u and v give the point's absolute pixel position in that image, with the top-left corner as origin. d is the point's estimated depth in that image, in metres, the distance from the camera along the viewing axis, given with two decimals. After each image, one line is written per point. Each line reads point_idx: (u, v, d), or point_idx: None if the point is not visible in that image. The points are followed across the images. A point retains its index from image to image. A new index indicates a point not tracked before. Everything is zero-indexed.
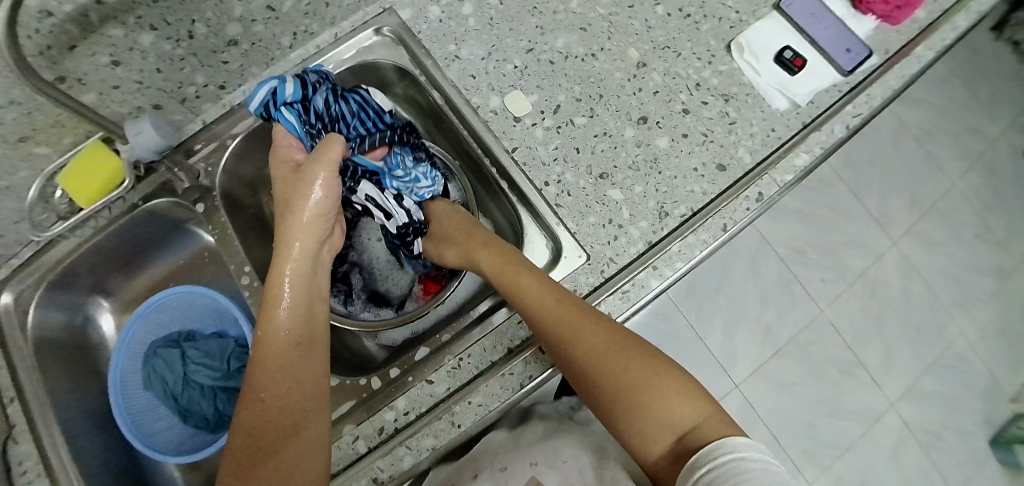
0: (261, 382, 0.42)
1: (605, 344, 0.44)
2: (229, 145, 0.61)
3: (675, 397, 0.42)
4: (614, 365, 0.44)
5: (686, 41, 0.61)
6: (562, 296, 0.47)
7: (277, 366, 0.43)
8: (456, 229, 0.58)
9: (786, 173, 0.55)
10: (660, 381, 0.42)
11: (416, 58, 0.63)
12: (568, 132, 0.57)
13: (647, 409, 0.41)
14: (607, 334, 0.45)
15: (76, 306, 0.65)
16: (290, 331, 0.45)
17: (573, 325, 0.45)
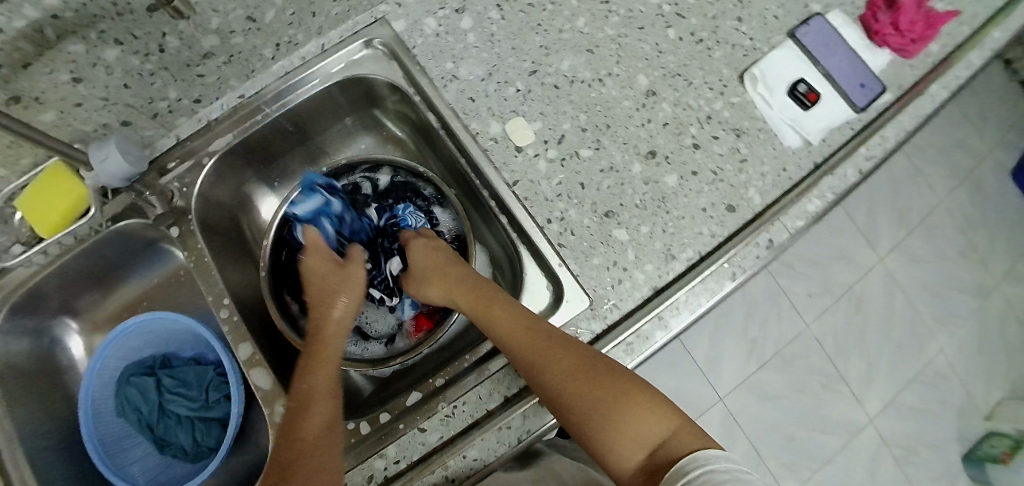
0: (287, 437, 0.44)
1: (576, 370, 0.45)
2: (206, 164, 0.57)
3: (645, 417, 0.44)
4: (585, 390, 0.44)
5: (697, 69, 0.59)
6: (533, 325, 0.48)
7: (301, 420, 0.44)
8: (430, 263, 0.56)
9: (797, 219, 0.54)
10: (630, 402, 0.44)
11: (409, 75, 0.58)
12: (573, 165, 0.54)
13: (617, 429, 0.44)
14: (578, 360, 0.46)
15: (41, 329, 0.60)
16: (315, 386, 0.46)
17: (545, 356, 0.46)
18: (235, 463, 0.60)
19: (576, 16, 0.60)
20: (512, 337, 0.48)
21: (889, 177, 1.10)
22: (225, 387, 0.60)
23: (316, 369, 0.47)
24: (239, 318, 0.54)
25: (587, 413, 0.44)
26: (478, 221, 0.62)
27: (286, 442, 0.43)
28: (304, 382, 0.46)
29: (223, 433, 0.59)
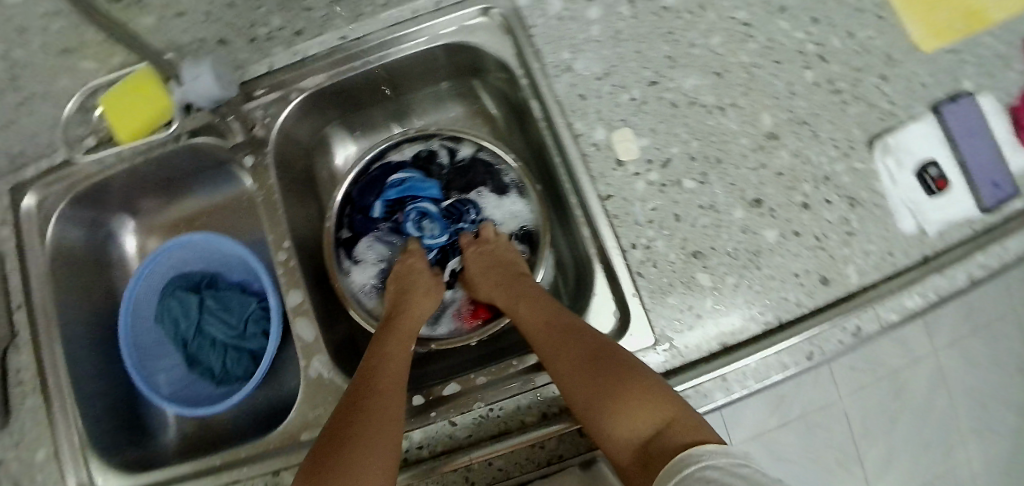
0: (348, 408, 0.42)
1: (579, 359, 0.43)
2: (292, 100, 0.54)
3: (639, 410, 0.40)
4: (582, 380, 0.42)
5: (827, 121, 0.54)
6: (550, 315, 0.48)
7: (366, 396, 0.43)
8: (486, 262, 0.56)
9: (892, 312, 0.50)
10: (626, 392, 0.40)
11: (522, 56, 0.53)
12: (671, 194, 0.51)
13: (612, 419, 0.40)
14: (583, 350, 0.44)
15: (100, 222, 0.64)
16: (387, 371, 0.45)
17: (553, 346, 0.46)
18: (259, 397, 0.60)
19: (711, 33, 0.54)
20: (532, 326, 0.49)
21: (1003, 278, 0.95)
22: (264, 324, 0.59)
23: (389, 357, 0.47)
24: (296, 264, 0.53)
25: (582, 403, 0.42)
26: (554, 226, 0.59)
27: (346, 412, 0.42)
28: (378, 364, 0.46)
29: (252, 368, 0.58)
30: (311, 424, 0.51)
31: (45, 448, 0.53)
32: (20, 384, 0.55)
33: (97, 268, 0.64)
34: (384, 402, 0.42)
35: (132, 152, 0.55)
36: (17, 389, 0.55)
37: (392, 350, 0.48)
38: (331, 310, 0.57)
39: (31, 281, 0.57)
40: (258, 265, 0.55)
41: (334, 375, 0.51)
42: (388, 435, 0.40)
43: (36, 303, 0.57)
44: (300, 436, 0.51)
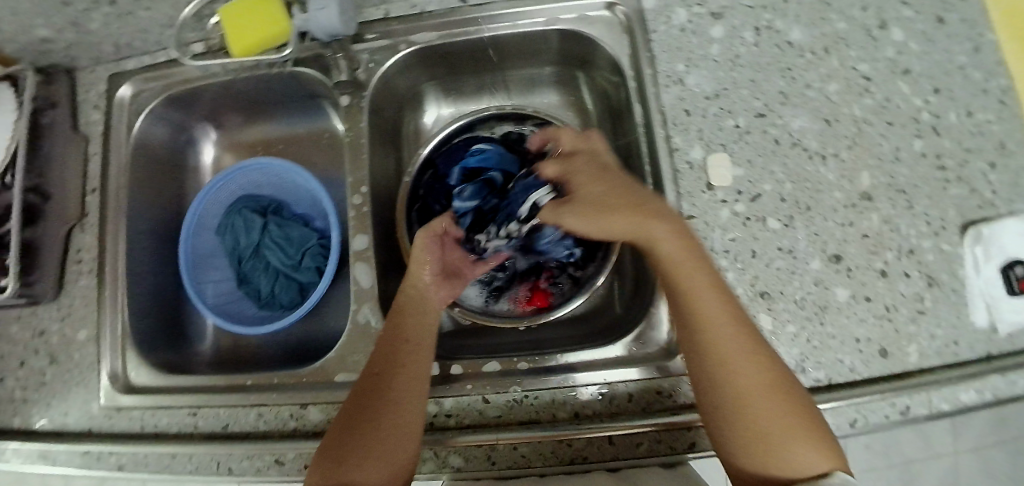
0: (357, 408, 0.41)
1: (761, 379, 0.39)
2: (400, 50, 0.55)
3: (824, 448, 0.37)
4: (767, 404, 0.38)
5: (924, 195, 0.52)
6: (731, 315, 0.41)
7: (376, 401, 0.41)
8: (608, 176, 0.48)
9: (944, 401, 0.48)
10: (808, 427, 0.38)
11: (636, 60, 0.54)
12: (752, 229, 0.50)
13: (790, 451, 0.37)
14: (766, 372, 0.39)
15: (185, 127, 0.66)
16: (400, 374, 0.42)
17: (732, 355, 0.40)
18: (299, 330, 0.62)
19: (829, 79, 0.53)
20: (704, 320, 0.41)
21: None
22: (320, 260, 0.60)
23: (403, 356, 0.43)
24: (368, 211, 0.54)
25: (763, 428, 0.38)
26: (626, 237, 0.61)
27: (354, 413, 0.41)
28: (381, 357, 0.44)
29: (297, 299, 0.60)
30: (347, 367, 0.52)
31: (87, 329, 0.57)
32: (78, 263, 0.59)
33: (173, 172, 0.67)
34: (393, 413, 0.40)
35: (241, 66, 0.57)
36: (75, 266, 0.59)
37: (403, 347, 0.44)
38: (390, 264, 0.57)
39: (110, 166, 0.59)
40: (329, 203, 0.56)
41: (379, 325, 0.52)
42: (394, 450, 0.39)
43: (111, 188, 0.59)
44: (333, 376, 0.52)
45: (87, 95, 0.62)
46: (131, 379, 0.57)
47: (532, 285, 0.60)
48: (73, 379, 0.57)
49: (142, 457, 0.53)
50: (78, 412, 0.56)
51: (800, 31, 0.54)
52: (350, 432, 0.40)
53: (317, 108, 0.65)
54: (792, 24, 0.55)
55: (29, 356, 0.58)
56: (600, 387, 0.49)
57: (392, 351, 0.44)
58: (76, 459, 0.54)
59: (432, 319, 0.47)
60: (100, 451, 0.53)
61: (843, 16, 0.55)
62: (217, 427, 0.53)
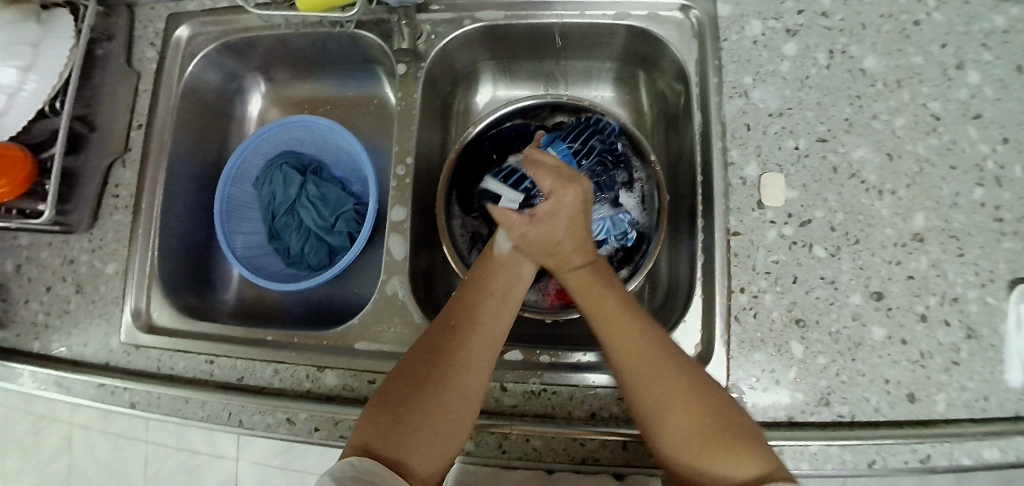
0: (420, 370, 0.40)
1: (666, 392, 0.39)
2: (465, 25, 0.55)
3: (742, 459, 0.35)
4: (677, 416, 0.38)
5: (977, 244, 0.50)
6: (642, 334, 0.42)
7: (442, 369, 0.40)
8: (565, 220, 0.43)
9: (966, 456, 0.46)
10: (724, 438, 0.37)
11: (703, 67, 0.53)
12: (797, 253, 0.49)
13: (705, 461, 0.36)
14: (673, 383, 0.39)
15: (238, 75, 0.66)
16: (471, 350, 0.41)
17: (638, 372, 0.40)
18: (323, 293, 0.63)
19: (897, 112, 0.52)
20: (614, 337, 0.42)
21: None
22: (353, 226, 0.59)
23: (477, 332, 0.42)
24: (411, 183, 0.53)
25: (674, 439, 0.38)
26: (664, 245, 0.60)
27: (418, 375, 0.40)
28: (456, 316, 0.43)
29: (325, 262, 0.60)
30: (369, 336, 0.52)
31: (116, 263, 0.58)
32: (115, 198, 0.59)
33: (217, 119, 0.67)
34: (459, 387, 0.39)
35: (302, 22, 0.57)
36: (111, 201, 0.59)
37: (477, 322, 0.42)
38: (423, 238, 0.57)
39: (159, 105, 0.59)
40: (370, 171, 0.55)
41: (407, 298, 0.52)
42: (451, 424, 0.38)
43: (155, 126, 0.59)
44: (354, 344, 0.52)
45: (145, 31, 0.62)
46: (152, 318, 0.57)
47: None
48: (95, 311, 0.57)
49: (156, 397, 0.53)
50: (96, 345, 0.56)
51: (875, 59, 0.53)
52: (411, 393, 0.39)
53: (372, 74, 0.65)
54: (867, 51, 0.53)
55: (55, 282, 0.58)
56: (620, 389, 0.48)
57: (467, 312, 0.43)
58: (90, 390, 0.54)
59: (510, 299, 0.45)
60: (114, 385, 0.54)
61: (921, 49, 0.53)
62: (232, 378, 0.53)
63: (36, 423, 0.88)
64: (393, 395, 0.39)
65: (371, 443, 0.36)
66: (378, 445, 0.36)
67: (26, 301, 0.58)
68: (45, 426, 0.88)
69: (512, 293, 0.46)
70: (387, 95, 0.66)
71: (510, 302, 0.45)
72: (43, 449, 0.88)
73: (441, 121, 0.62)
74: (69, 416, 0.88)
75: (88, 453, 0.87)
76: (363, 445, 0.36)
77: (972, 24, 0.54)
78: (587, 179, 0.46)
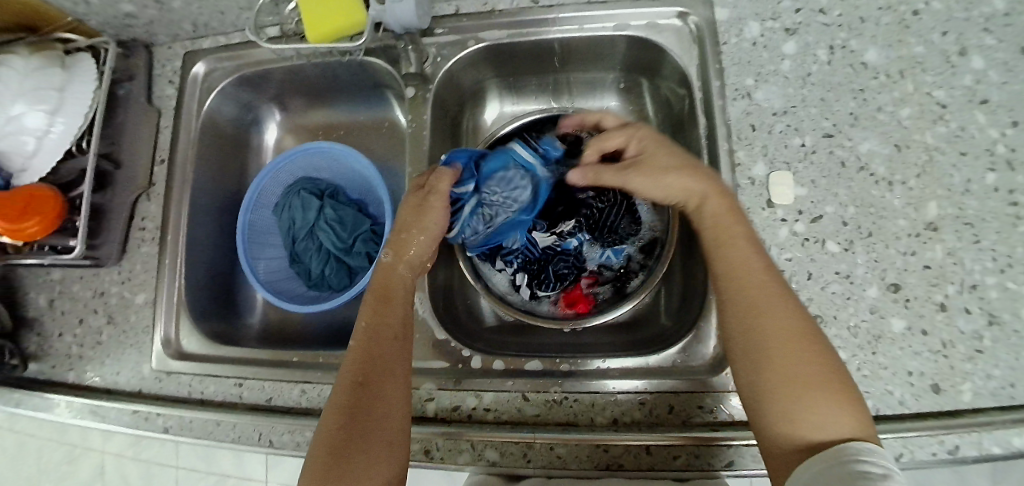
0: (337, 436, 0.39)
1: (786, 331, 0.39)
2: (469, 46, 0.57)
3: (839, 406, 0.36)
4: (787, 346, 0.39)
5: (993, 229, 0.49)
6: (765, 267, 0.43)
7: (366, 427, 0.39)
8: (668, 153, 0.49)
9: (996, 444, 0.46)
10: (837, 390, 0.37)
11: (705, 72, 0.54)
12: (810, 250, 0.50)
13: (806, 407, 0.37)
14: (793, 323, 0.40)
15: (254, 107, 0.69)
16: (385, 401, 0.41)
17: (765, 308, 0.40)
18: (345, 313, 0.64)
19: (901, 103, 0.52)
20: (735, 280, 0.43)
21: None
22: (371, 247, 0.61)
23: (386, 381, 0.42)
24: None
25: (785, 360, 0.38)
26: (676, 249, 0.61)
27: (336, 444, 0.38)
28: (358, 365, 0.42)
29: (346, 282, 0.62)
30: None
31: (145, 294, 0.60)
32: (141, 230, 0.62)
33: (235, 149, 0.69)
34: (383, 436, 0.40)
35: (314, 53, 0.60)
36: (137, 233, 0.62)
37: (380, 370, 0.42)
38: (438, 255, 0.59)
39: (179, 138, 0.62)
40: (385, 191, 0.57)
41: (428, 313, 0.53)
42: (385, 474, 0.38)
43: (177, 160, 0.62)
44: None
45: (163, 70, 0.65)
46: (181, 346, 0.59)
47: (576, 290, 0.61)
48: (127, 340, 0.59)
49: (188, 421, 0.55)
50: (128, 372, 0.59)
51: (876, 52, 0.53)
52: (337, 459, 0.37)
53: (382, 97, 0.67)
54: (868, 45, 0.54)
55: (88, 314, 0.61)
56: (642, 393, 0.48)
57: (366, 358, 0.43)
58: (125, 417, 0.56)
59: (406, 339, 0.45)
60: (147, 412, 0.56)
61: (922, 39, 0.53)
62: (260, 400, 0.55)
63: (69, 453, 0.91)
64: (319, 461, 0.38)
65: None
66: None
67: (60, 333, 0.61)
68: (78, 454, 0.91)
69: (405, 332, 0.46)
70: (397, 116, 0.68)
71: (407, 341, 0.45)
72: (78, 477, 0.91)
73: (451, 139, 0.63)
74: (101, 445, 0.91)
75: (121, 479, 0.89)
76: None
77: (972, 10, 0.54)
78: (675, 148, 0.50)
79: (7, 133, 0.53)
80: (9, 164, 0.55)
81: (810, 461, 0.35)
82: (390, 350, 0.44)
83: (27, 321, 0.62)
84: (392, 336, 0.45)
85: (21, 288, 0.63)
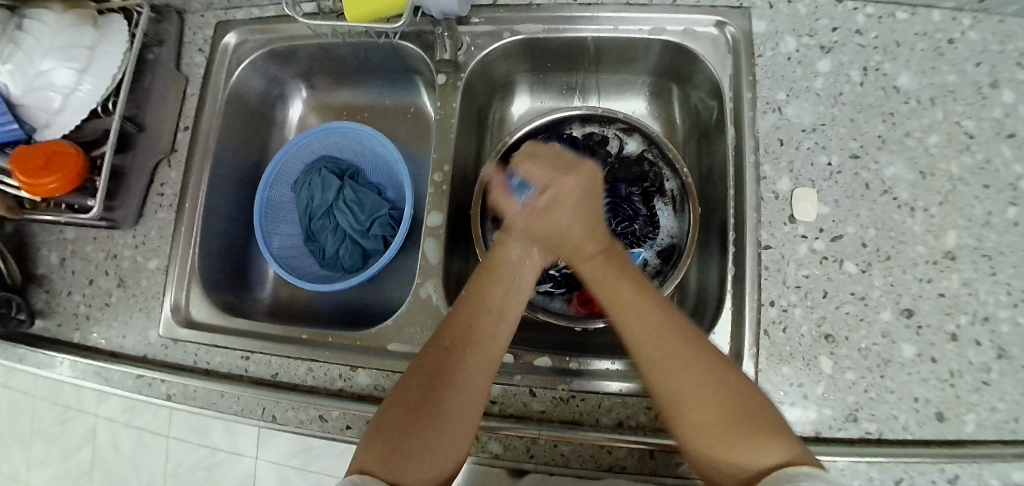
0: (415, 396, 0.40)
1: (693, 367, 0.39)
2: (504, 37, 0.57)
3: (762, 438, 0.36)
4: (690, 385, 0.39)
5: (1010, 264, 0.49)
6: (656, 308, 0.43)
7: (444, 394, 0.40)
8: (580, 191, 0.49)
9: (996, 477, 0.46)
10: (758, 420, 0.37)
11: (737, 82, 0.55)
12: (828, 269, 0.50)
13: (728, 445, 0.36)
14: (703, 364, 0.39)
15: (282, 82, 0.69)
16: (472, 373, 0.42)
17: (655, 358, 0.40)
18: (355, 295, 0.64)
19: (930, 130, 0.52)
20: (631, 328, 0.42)
21: None
22: (388, 231, 0.61)
23: (475, 354, 0.42)
24: (447, 190, 0.55)
25: (689, 406, 0.38)
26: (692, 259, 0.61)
27: (416, 400, 0.40)
28: (450, 332, 0.44)
29: (359, 264, 0.62)
30: (401, 338, 0.53)
31: (158, 260, 0.60)
32: (160, 197, 0.62)
33: (259, 122, 0.69)
34: (457, 412, 0.40)
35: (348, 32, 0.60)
36: (156, 199, 0.62)
37: (470, 347, 0.43)
38: (454, 244, 0.59)
39: (206, 106, 0.62)
40: (407, 178, 0.58)
41: (440, 301, 0.53)
42: (446, 450, 0.39)
43: (202, 129, 0.62)
44: (386, 345, 0.53)
45: (194, 37, 0.65)
46: (191, 313, 0.59)
47: (587, 290, 0.61)
48: (136, 304, 0.59)
49: (191, 390, 0.55)
50: (136, 337, 0.59)
51: (909, 78, 0.54)
52: (410, 419, 0.39)
53: (411, 82, 0.67)
54: (902, 70, 0.54)
55: (99, 275, 0.61)
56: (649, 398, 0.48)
57: (462, 328, 0.44)
58: (129, 381, 0.56)
59: (506, 320, 0.46)
60: (152, 377, 0.56)
61: (955, 68, 0.53)
62: (266, 374, 0.55)
63: (62, 414, 0.91)
64: (396, 415, 0.39)
65: (377, 466, 0.36)
66: (385, 468, 0.36)
67: (69, 292, 0.61)
68: (70, 417, 0.91)
69: (506, 316, 0.46)
70: (424, 104, 0.69)
71: (506, 326, 0.45)
72: (69, 439, 0.91)
73: (475, 129, 0.64)
74: (95, 408, 0.91)
75: (112, 444, 0.89)
76: (368, 468, 0.36)
77: (1008, 43, 0.54)
78: (581, 165, 0.50)
79: (32, 89, 0.53)
80: (32, 119, 0.54)
81: None
82: (490, 330, 0.44)
83: (38, 277, 0.62)
84: (492, 316, 0.45)
85: (35, 244, 0.63)
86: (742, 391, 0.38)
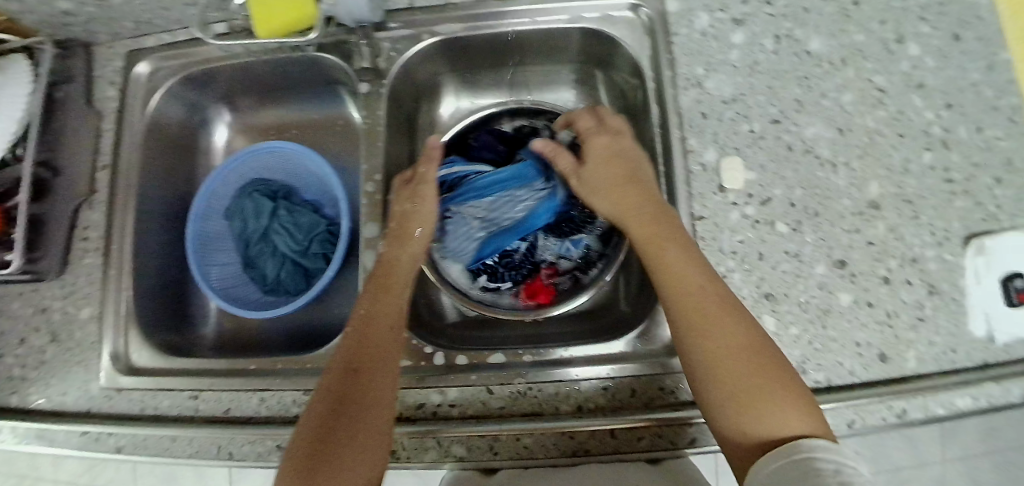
0: (321, 423, 0.39)
1: (733, 339, 0.40)
2: (424, 40, 0.57)
3: (790, 410, 0.37)
4: (727, 351, 0.40)
5: (930, 205, 0.52)
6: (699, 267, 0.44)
7: (350, 413, 0.40)
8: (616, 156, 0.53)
9: (940, 407, 0.48)
10: (784, 388, 0.38)
11: (656, 61, 0.56)
12: (762, 232, 0.51)
13: (758, 413, 0.38)
14: (737, 331, 0.40)
15: (201, 107, 0.67)
16: (377, 386, 0.42)
17: (706, 318, 0.41)
18: (300, 316, 0.63)
19: (844, 89, 0.55)
20: (671, 280, 0.44)
21: None
22: (328, 248, 0.61)
23: (377, 368, 0.43)
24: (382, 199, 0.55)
25: (723, 369, 0.39)
26: None
27: (323, 424, 0.39)
28: (348, 351, 0.44)
29: (303, 285, 0.61)
30: None
31: (90, 308, 0.57)
32: (84, 242, 0.59)
33: (183, 152, 0.67)
34: (366, 427, 0.39)
35: (263, 49, 0.59)
36: (81, 245, 0.59)
37: (370, 362, 0.43)
38: None
39: (124, 142, 0.60)
40: (340, 191, 0.57)
41: None
42: (363, 466, 0.38)
43: (122, 165, 0.59)
44: None
45: (105, 71, 0.62)
46: (131, 360, 0.57)
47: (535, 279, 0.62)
48: (71, 358, 0.56)
49: (141, 439, 0.52)
50: (77, 391, 0.55)
51: (820, 41, 0.56)
52: (319, 444, 0.38)
53: (338, 94, 0.66)
54: (811, 34, 0.56)
55: (28, 333, 0.57)
56: (604, 379, 0.49)
57: (358, 345, 0.44)
58: (73, 439, 0.53)
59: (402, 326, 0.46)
60: (98, 432, 0.53)
61: (861, 27, 0.56)
62: (217, 412, 0.53)
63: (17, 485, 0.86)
64: (304, 445, 0.38)
65: None
66: None
67: None
68: None
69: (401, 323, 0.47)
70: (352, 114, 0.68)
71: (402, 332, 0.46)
72: None
73: (405, 133, 0.63)
74: (52, 473, 0.86)
75: None
76: None
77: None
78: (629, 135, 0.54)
79: None
80: None
81: (771, 460, 0.35)
82: (388, 340, 0.44)
83: None
84: (387, 326, 0.45)
85: None
86: (772, 359, 0.40)
